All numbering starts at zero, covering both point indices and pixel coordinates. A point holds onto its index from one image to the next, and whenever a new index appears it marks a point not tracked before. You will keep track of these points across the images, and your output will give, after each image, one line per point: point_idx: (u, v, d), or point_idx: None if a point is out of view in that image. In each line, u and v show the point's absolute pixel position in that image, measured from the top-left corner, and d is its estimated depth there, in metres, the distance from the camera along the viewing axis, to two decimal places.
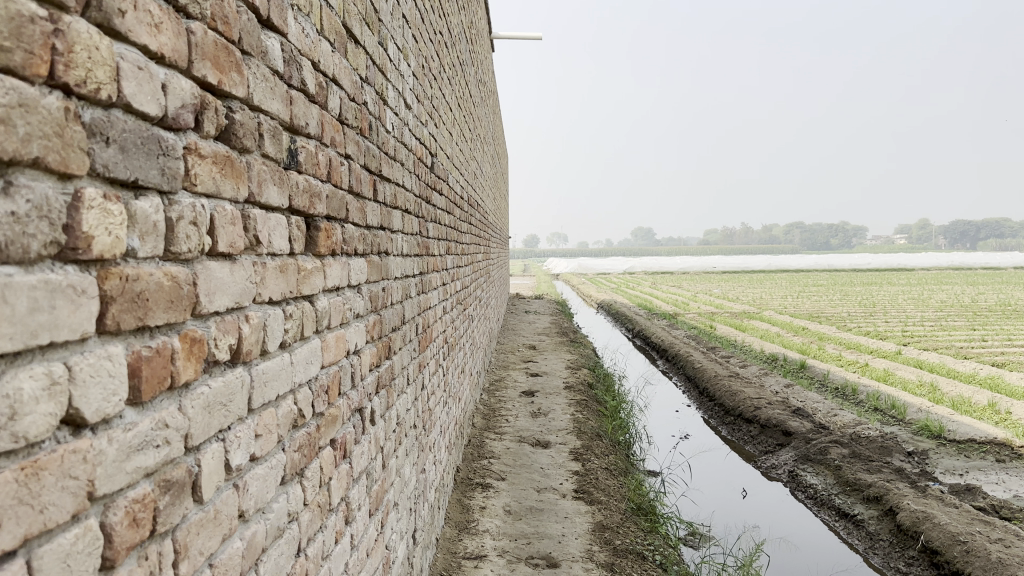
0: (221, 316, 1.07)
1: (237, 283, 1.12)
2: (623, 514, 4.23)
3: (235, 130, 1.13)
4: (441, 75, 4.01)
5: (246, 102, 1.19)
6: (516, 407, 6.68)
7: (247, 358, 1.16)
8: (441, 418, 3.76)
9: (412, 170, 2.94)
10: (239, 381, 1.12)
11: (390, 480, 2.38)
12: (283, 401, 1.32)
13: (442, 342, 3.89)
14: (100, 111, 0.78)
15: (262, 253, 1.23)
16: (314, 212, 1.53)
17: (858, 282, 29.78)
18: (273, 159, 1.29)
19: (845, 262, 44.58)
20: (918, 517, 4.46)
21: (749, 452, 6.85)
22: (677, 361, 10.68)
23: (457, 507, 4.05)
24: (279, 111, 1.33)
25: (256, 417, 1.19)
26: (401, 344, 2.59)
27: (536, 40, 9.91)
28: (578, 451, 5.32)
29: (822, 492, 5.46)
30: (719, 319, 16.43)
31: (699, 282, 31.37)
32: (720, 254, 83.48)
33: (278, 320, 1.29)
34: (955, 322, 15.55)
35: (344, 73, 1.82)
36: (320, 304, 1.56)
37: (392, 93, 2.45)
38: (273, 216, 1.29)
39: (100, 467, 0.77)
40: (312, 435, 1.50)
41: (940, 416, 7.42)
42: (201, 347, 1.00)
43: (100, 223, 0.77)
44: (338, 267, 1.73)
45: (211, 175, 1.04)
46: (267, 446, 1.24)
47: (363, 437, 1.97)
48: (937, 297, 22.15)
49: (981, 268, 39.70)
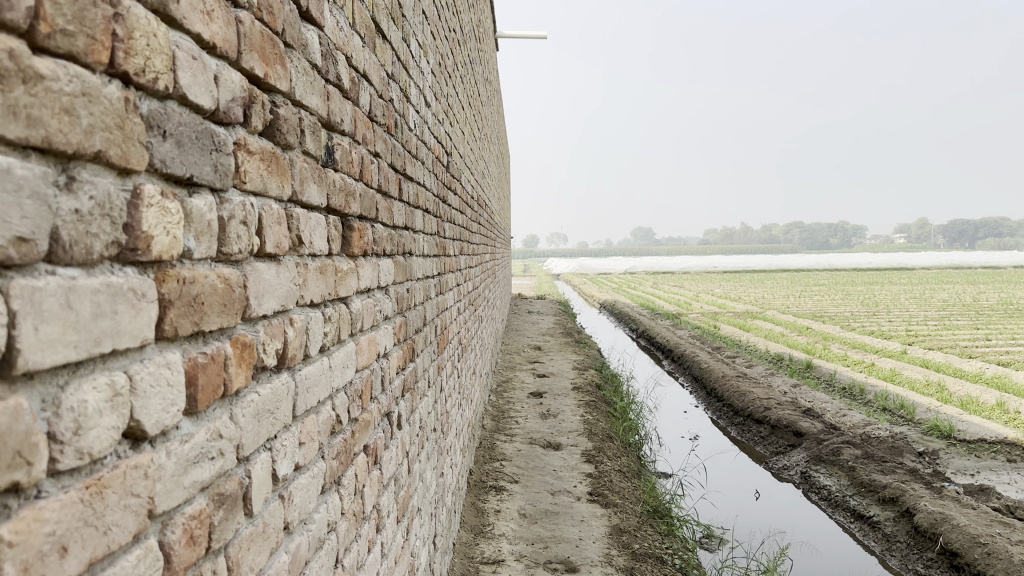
0: (268, 320, 1.02)
1: (283, 285, 1.07)
2: (639, 517, 4.18)
3: (279, 126, 1.09)
4: (455, 72, 3.96)
5: (289, 96, 1.14)
6: (525, 408, 6.63)
7: (292, 363, 1.11)
8: (456, 420, 3.71)
9: (431, 170, 2.89)
10: (285, 387, 1.07)
11: (415, 486, 2.33)
12: (323, 407, 1.27)
13: (457, 344, 3.84)
14: (157, 103, 0.74)
15: (304, 253, 1.19)
16: (349, 211, 1.48)
17: (860, 282, 29.75)
18: (313, 156, 1.25)
19: (846, 261, 44.56)
20: (936, 518, 4.41)
21: (759, 453, 6.81)
22: (683, 362, 10.64)
23: (472, 511, 4.00)
24: (318, 107, 1.28)
25: (300, 425, 1.14)
26: (423, 346, 2.54)
27: (540, 39, 9.86)
28: (590, 452, 5.27)
29: (836, 494, 5.41)
30: (722, 319, 16.38)
31: (700, 281, 31.52)
32: (720, 254, 83.49)
33: (318, 323, 1.24)
34: (959, 321, 15.51)
35: (374, 69, 1.77)
36: (354, 306, 1.52)
37: (414, 91, 2.41)
38: (314, 215, 1.24)
39: (159, 483, 0.72)
40: (348, 442, 1.46)
41: (950, 416, 7.37)
42: (251, 353, 0.95)
43: (158, 222, 0.72)
44: (369, 268, 1.68)
45: (259, 173, 0.99)
46: (310, 454, 1.19)
47: (391, 441, 1.92)
48: (939, 296, 22.11)
49: (981, 266, 39.68)
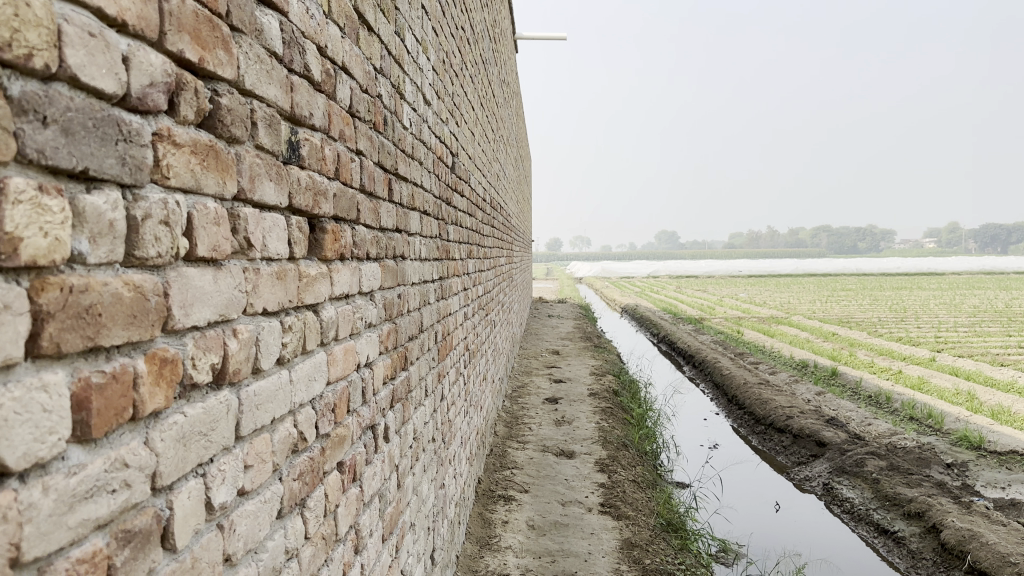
0: (202, 331, 0.92)
1: (222, 292, 0.97)
2: (653, 531, 4.05)
3: (221, 117, 0.98)
4: (463, 70, 3.86)
5: (236, 84, 1.03)
6: (539, 414, 6.52)
7: (235, 378, 1.01)
8: (461, 429, 3.60)
9: (432, 170, 2.79)
10: (224, 406, 0.97)
11: (407, 500, 2.22)
12: (280, 424, 1.17)
13: (464, 349, 3.74)
14: (36, 86, 0.64)
15: (255, 257, 1.08)
16: (319, 212, 1.37)
17: (890, 286, 29.44)
18: (269, 151, 1.14)
19: (873, 267, 43.97)
20: (964, 535, 4.22)
21: (780, 463, 6.65)
22: (704, 368, 10.46)
23: (478, 521, 3.89)
24: (277, 98, 1.18)
25: (245, 446, 1.04)
26: (418, 354, 2.43)
27: (560, 40, 9.73)
28: (604, 461, 5.13)
29: (859, 507, 5.24)
30: (746, 324, 16.19)
31: (724, 286, 31.13)
32: (745, 258, 82.92)
33: (273, 333, 1.14)
34: (989, 328, 15.12)
35: (356, 61, 1.67)
36: (326, 314, 1.41)
37: (410, 88, 2.31)
38: (268, 215, 1.13)
39: (30, 524, 0.62)
40: (316, 460, 1.34)
41: (980, 427, 7.13)
42: (174, 368, 0.85)
43: (32, 221, 0.63)
44: (347, 273, 1.57)
45: (189, 168, 0.89)
46: (260, 478, 1.08)
47: (376, 456, 1.82)
48: (970, 302, 21.61)
49: (1013, 272, 39.00)
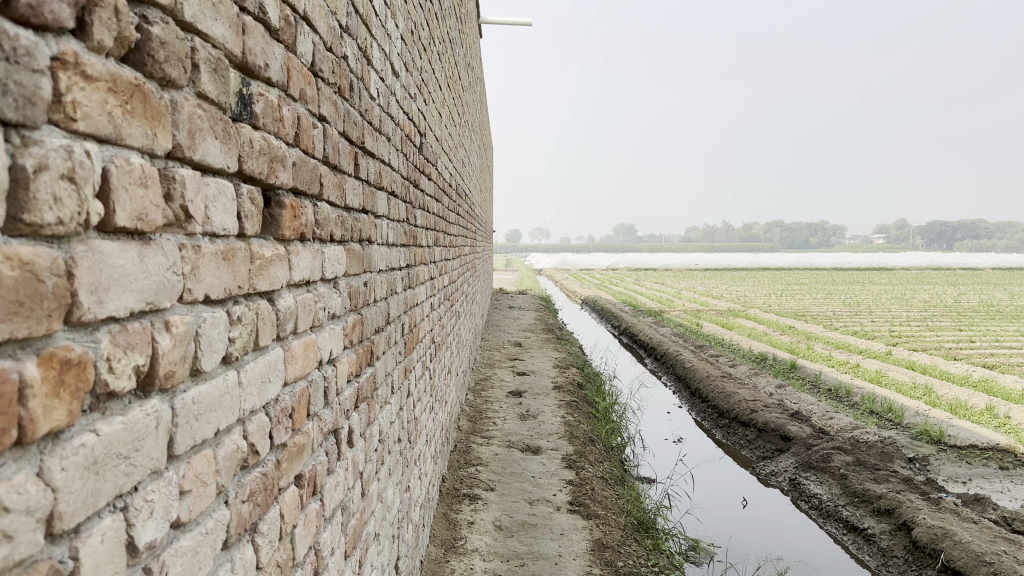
0: (125, 324, 0.71)
1: (150, 276, 0.76)
2: (623, 531, 3.90)
3: (151, 50, 0.77)
4: (431, 47, 3.64)
5: (172, 13, 0.82)
6: (503, 408, 6.32)
7: (168, 384, 0.80)
8: (426, 426, 3.39)
9: (400, 149, 2.57)
10: (152, 420, 0.76)
11: (371, 508, 2.02)
12: (227, 437, 0.96)
13: (429, 342, 3.54)
14: None
15: (196, 233, 0.88)
16: (275, 183, 1.16)
17: (844, 280, 29.90)
18: (214, 102, 0.93)
19: (826, 261, 44.62)
20: (936, 533, 4.15)
21: (745, 458, 6.58)
22: (666, 361, 10.40)
23: (443, 522, 3.69)
24: (224, 38, 0.96)
25: (181, 467, 0.83)
26: (384, 348, 2.22)
27: (526, 26, 9.51)
28: (571, 457, 4.97)
29: (827, 503, 5.18)
30: (705, 316, 16.21)
31: (681, 279, 31.26)
32: (703, 250, 83.71)
33: (218, 326, 0.93)
34: (940, 322, 15.34)
35: (320, 14, 1.46)
36: (283, 303, 1.20)
37: (378, 54, 2.10)
38: (213, 180, 0.92)
39: None
40: (269, 477, 1.13)
41: (940, 420, 7.15)
42: (82, 373, 0.64)
43: None
44: (307, 256, 1.36)
45: (105, 110, 0.68)
46: (199, 505, 0.88)
47: (339, 463, 1.62)
48: (921, 296, 21.97)
49: (960, 268, 39.99)
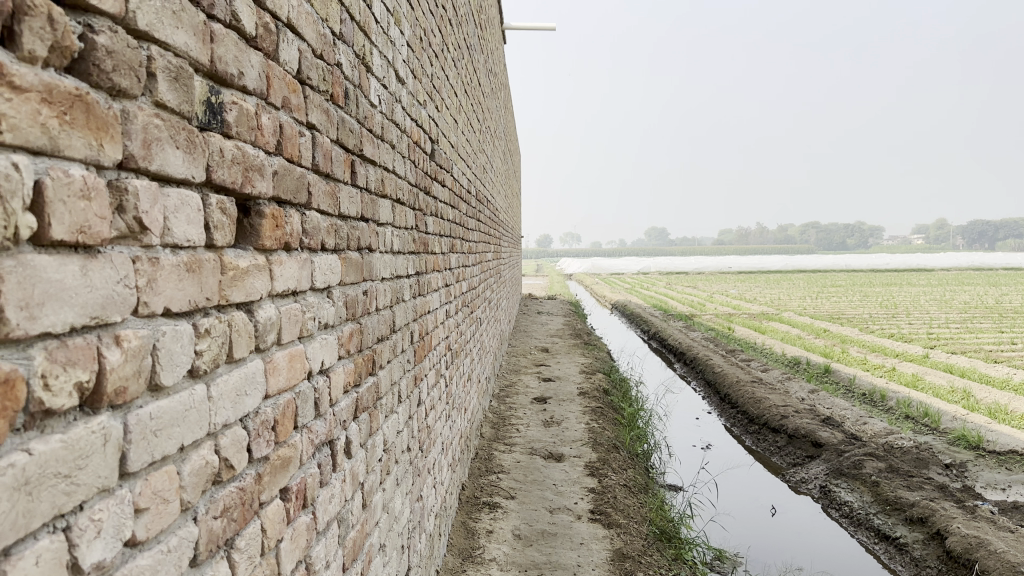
0: (64, 340, 0.70)
1: (96, 290, 0.74)
2: (645, 541, 3.84)
3: (97, 60, 0.76)
4: (444, 53, 3.62)
5: (122, 21, 0.80)
6: (528, 415, 6.28)
7: (121, 399, 0.78)
8: (442, 435, 3.38)
9: (407, 156, 2.56)
10: (100, 437, 0.74)
11: (375, 519, 2.00)
12: (194, 452, 0.94)
13: (445, 349, 3.52)
14: None
15: (154, 246, 0.86)
16: (253, 192, 1.15)
17: (880, 282, 29.40)
18: (175, 111, 0.91)
19: (862, 263, 43.85)
20: (971, 543, 4.02)
21: (775, 465, 6.46)
22: (696, 365, 10.27)
23: (461, 531, 3.67)
24: (188, 46, 0.94)
25: (137, 485, 0.81)
26: (389, 356, 2.20)
27: (549, 30, 9.48)
28: (594, 465, 4.91)
29: (858, 511, 5.07)
30: (737, 320, 16.01)
31: (713, 283, 30.96)
32: (736, 254, 82.89)
33: (182, 339, 0.91)
34: (981, 325, 14.95)
35: (308, 22, 1.45)
36: (263, 314, 1.18)
37: (379, 61, 2.08)
38: (174, 191, 0.91)
39: None
40: (247, 491, 1.11)
41: (978, 425, 6.95)
42: (12, 392, 0.63)
43: None
44: (294, 266, 1.34)
45: (38, 120, 0.67)
46: (159, 523, 0.86)
47: (335, 475, 1.60)
48: (960, 298, 21.45)
49: (1002, 268, 39.04)
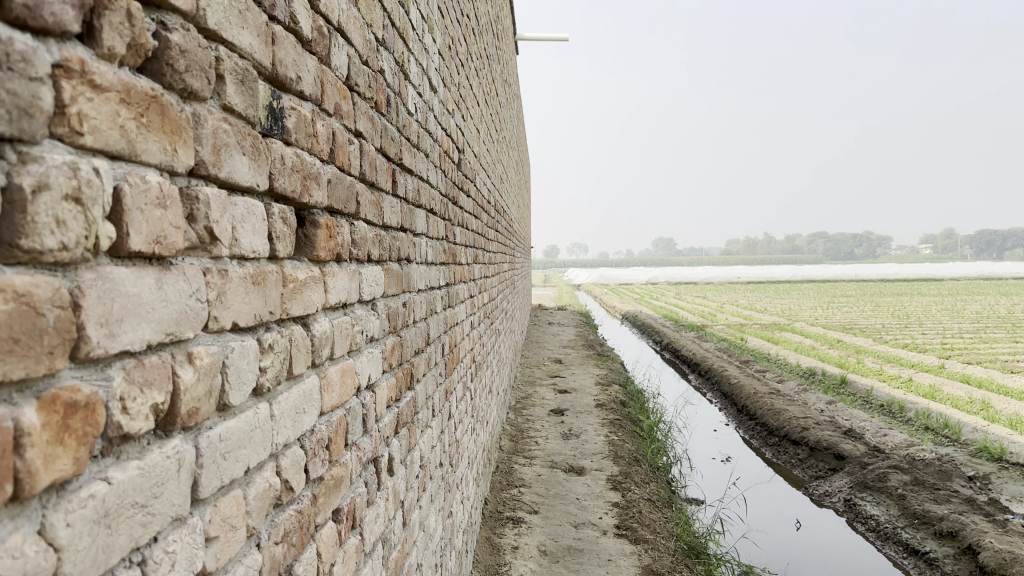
0: (141, 359, 0.65)
1: (170, 304, 0.69)
2: (673, 557, 3.77)
3: (170, 59, 0.71)
4: (467, 62, 3.57)
5: (194, 19, 0.75)
6: (546, 427, 6.21)
7: (193, 420, 0.74)
8: (467, 449, 3.31)
9: (438, 166, 2.51)
10: (174, 462, 0.69)
11: (413, 538, 1.94)
12: (257, 474, 0.89)
13: (470, 362, 3.46)
14: None
15: (223, 257, 0.81)
16: (309, 201, 1.10)
17: (890, 292, 29.24)
18: (241, 115, 0.87)
19: (872, 273, 43.64)
20: (1005, 558, 3.93)
21: (797, 477, 6.37)
22: (711, 376, 10.18)
23: (486, 547, 3.60)
24: (253, 47, 0.90)
25: (207, 511, 0.76)
26: (424, 369, 2.15)
27: (562, 41, 9.46)
28: (617, 479, 4.84)
29: (885, 525, 4.97)
30: (749, 330, 15.93)
31: (722, 293, 30.86)
32: (743, 264, 82.73)
33: (248, 356, 0.86)
34: (996, 334, 14.81)
35: (355, 26, 1.40)
36: (319, 328, 1.13)
37: (415, 68, 2.04)
38: (241, 200, 0.86)
39: None
40: (304, 514, 1.06)
41: (1001, 437, 6.84)
42: (90, 417, 0.58)
43: None
44: (344, 277, 1.30)
45: (117, 122, 0.62)
46: (227, 551, 0.80)
47: (379, 494, 1.55)
48: (972, 308, 21.29)
49: (1012, 277, 38.80)
